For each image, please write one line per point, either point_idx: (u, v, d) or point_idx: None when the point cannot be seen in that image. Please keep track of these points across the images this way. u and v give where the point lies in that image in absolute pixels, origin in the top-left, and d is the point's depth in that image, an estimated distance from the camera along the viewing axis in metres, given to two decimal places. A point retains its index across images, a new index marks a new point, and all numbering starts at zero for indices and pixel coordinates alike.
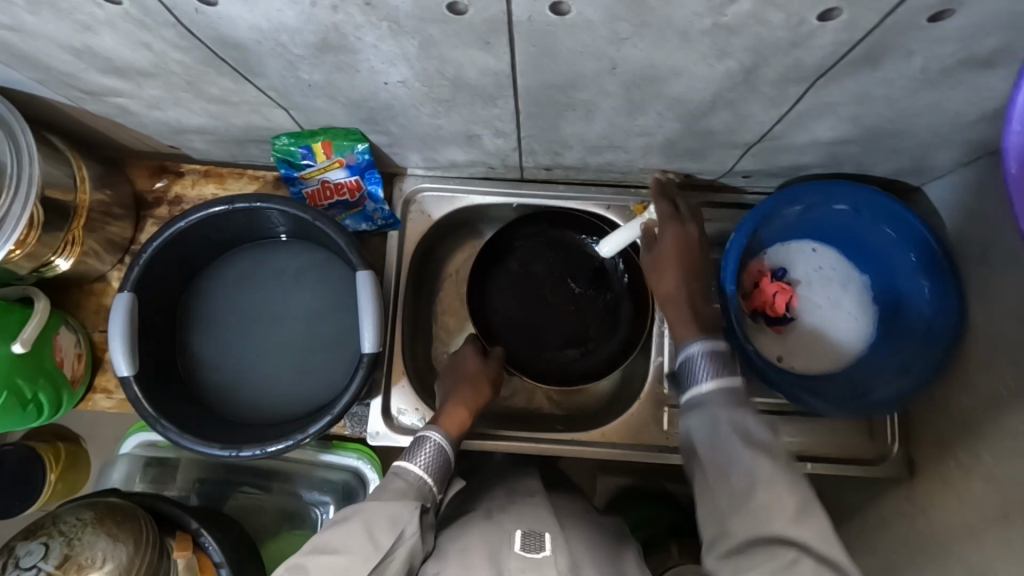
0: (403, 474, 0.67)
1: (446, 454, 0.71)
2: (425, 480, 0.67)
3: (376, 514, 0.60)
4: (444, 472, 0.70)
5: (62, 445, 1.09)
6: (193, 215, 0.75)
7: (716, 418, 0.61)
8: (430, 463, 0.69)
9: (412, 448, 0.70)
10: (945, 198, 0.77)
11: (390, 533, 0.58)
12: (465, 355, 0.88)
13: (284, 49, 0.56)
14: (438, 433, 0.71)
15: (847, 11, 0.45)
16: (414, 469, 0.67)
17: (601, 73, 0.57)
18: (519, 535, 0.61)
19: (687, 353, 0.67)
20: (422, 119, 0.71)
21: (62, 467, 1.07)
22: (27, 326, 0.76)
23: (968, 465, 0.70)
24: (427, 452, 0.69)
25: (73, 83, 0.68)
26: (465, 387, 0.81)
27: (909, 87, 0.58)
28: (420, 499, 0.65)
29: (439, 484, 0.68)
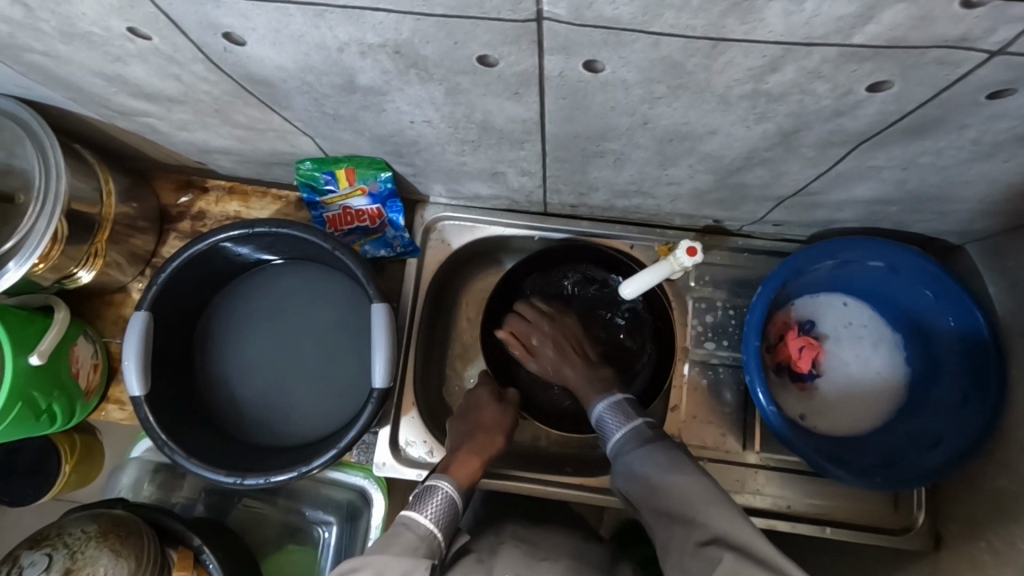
0: (413, 525, 0.65)
1: (455, 503, 0.70)
2: (435, 534, 0.65)
3: (387, 569, 0.59)
4: (452, 523, 0.68)
5: (78, 436, 1.10)
6: (212, 237, 0.75)
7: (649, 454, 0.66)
8: (439, 514, 0.67)
9: (421, 499, 0.69)
10: (990, 263, 0.73)
11: None
12: (481, 397, 0.86)
13: (311, 88, 0.55)
14: (448, 483, 0.70)
15: (899, 84, 0.43)
16: (424, 522, 0.66)
17: (632, 127, 0.55)
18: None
19: (597, 415, 0.75)
20: (447, 155, 0.70)
21: (76, 458, 1.08)
22: (45, 339, 0.77)
23: (999, 550, 0.66)
24: (436, 504, 0.68)
25: (104, 103, 0.69)
26: (477, 434, 0.80)
27: (960, 156, 0.54)
28: (429, 555, 0.63)
29: (448, 537, 0.67)
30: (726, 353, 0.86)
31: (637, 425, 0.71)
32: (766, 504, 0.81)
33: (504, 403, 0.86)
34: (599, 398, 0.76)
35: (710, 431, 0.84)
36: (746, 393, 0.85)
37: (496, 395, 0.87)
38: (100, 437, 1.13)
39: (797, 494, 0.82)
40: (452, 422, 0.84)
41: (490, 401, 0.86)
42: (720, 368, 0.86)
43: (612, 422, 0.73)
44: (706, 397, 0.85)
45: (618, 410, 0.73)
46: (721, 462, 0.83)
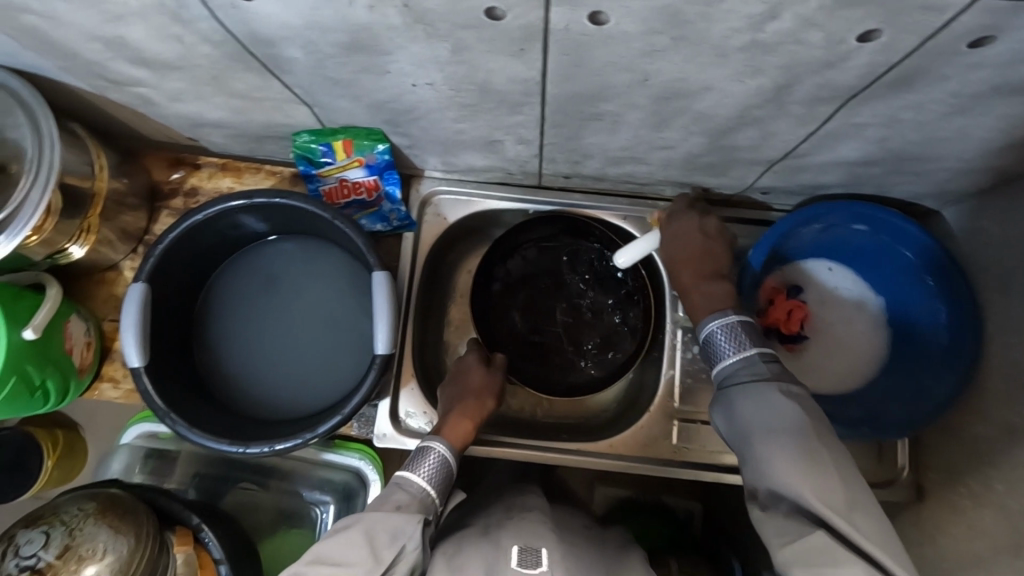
0: (406, 484, 0.67)
1: (449, 466, 0.71)
2: (427, 492, 0.67)
3: (378, 526, 0.60)
4: (445, 483, 0.69)
5: (61, 433, 1.11)
6: (210, 208, 0.75)
7: (760, 397, 0.60)
8: (432, 474, 0.69)
9: (415, 457, 0.70)
10: (964, 223, 0.77)
11: (391, 548, 0.58)
12: (469, 363, 0.87)
13: (315, 48, 0.56)
14: (442, 444, 0.71)
15: (887, 32, 0.45)
16: (417, 480, 0.67)
17: (632, 85, 0.57)
18: (515, 552, 0.62)
19: (708, 330, 0.70)
20: (446, 123, 0.71)
21: (59, 454, 1.09)
22: (39, 313, 0.76)
23: (979, 494, 0.69)
24: (429, 464, 0.69)
25: (97, 71, 0.68)
26: (468, 397, 0.80)
27: (941, 111, 0.57)
28: (422, 511, 0.64)
29: (440, 495, 0.68)
30: None
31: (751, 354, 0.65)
32: None
33: (492, 368, 0.87)
34: (712, 315, 0.71)
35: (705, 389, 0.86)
36: None
37: (484, 359, 0.88)
38: (83, 434, 1.14)
39: None
40: (443, 389, 0.84)
41: (477, 362, 0.87)
42: None
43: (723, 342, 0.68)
44: (699, 363, 0.87)
45: (733, 331, 0.68)
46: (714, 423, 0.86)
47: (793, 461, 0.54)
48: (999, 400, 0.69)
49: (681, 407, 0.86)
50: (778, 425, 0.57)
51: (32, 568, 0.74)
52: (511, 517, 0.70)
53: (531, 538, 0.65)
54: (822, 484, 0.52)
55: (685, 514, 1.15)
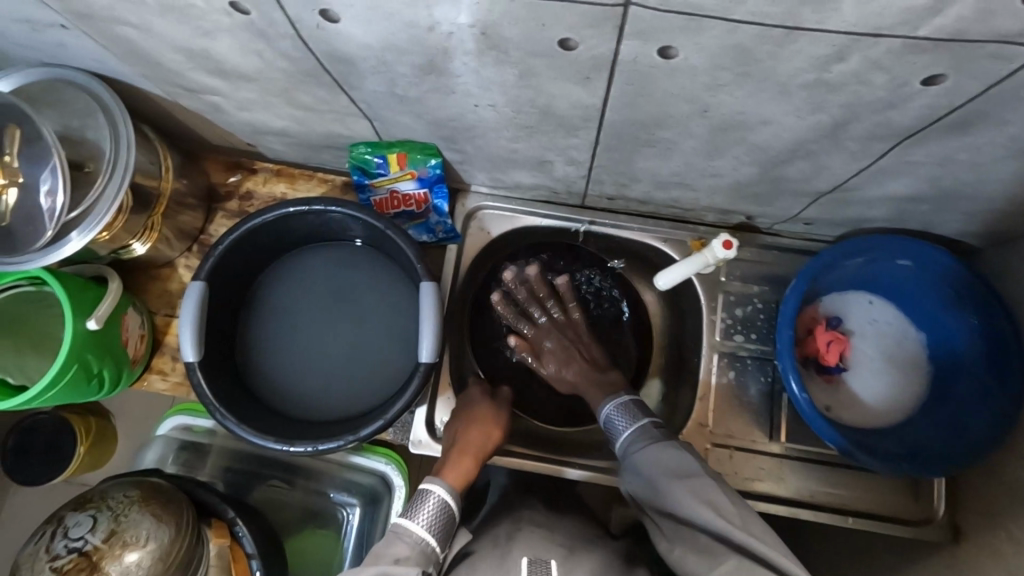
0: (405, 534, 0.66)
1: (450, 508, 0.70)
2: (428, 541, 0.66)
3: None
4: (447, 528, 0.69)
5: (93, 419, 1.15)
6: (269, 213, 0.78)
7: (661, 456, 0.69)
8: (432, 521, 0.68)
9: (415, 504, 0.69)
10: (1011, 264, 0.77)
11: None
12: (474, 396, 0.87)
13: (389, 67, 0.59)
14: (441, 486, 0.70)
15: (952, 77, 0.46)
16: (416, 528, 0.67)
17: (691, 115, 0.58)
18: (525, 564, 0.63)
19: (604, 414, 0.78)
20: (501, 142, 0.74)
21: (91, 440, 1.13)
22: (102, 305, 0.79)
23: (1020, 538, 0.68)
24: (428, 510, 0.68)
25: (176, 79, 0.72)
26: (471, 429, 0.80)
27: (997, 154, 0.58)
28: (421, 564, 0.64)
29: (441, 543, 0.68)
30: (755, 346, 0.89)
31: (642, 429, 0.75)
32: (789, 492, 0.84)
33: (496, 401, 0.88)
34: (606, 399, 0.80)
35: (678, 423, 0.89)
36: (773, 386, 0.87)
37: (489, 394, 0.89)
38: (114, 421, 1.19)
39: (819, 484, 0.84)
40: (448, 424, 0.84)
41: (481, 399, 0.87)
42: (748, 360, 0.88)
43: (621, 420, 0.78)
44: (730, 388, 0.87)
45: (626, 410, 0.77)
46: (745, 451, 0.86)
47: (705, 500, 0.63)
48: None
49: (716, 431, 0.86)
50: (678, 472, 0.67)
51: (79, 550, 0.77)
52: (518, 529, 0.72)
53: (542, 552, 0.67)
54: (720, 509, 0.63)
55: None
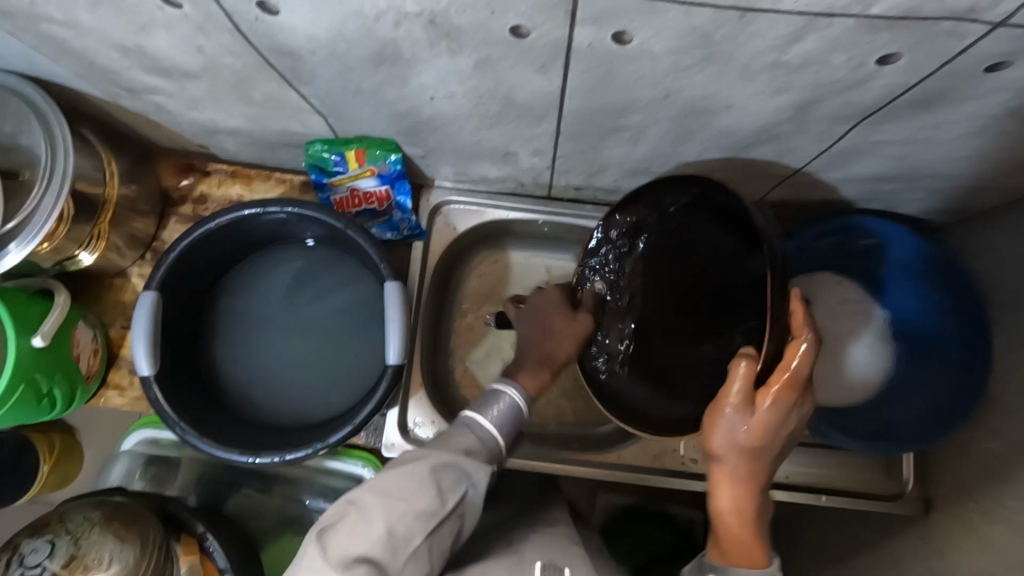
0: (475, 427, 0.64)
1: (520, 413, 0.67)
2: (495, 438, 0.64)
3: (444, 465, 0.57)
4: (513, 431, 0.66)
5: (57, 436, 1.09)
6: (223, 216, 0.75)
7: None
8: (500, 418, 0.65)
9: (485, 401, 0.67)
10: (973, 241, 0.78)
11: (455, 494, 0.56)
12: (551, 299, 0.77)
13: (340, 60, 0.56)
14: (515, 390, 0.67)
15: (908, 56, 0.46)
16: (485, 424, 0.64)
17: (653, 101, 0.57)
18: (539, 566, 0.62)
19: None
20: (463, 134, 0.72)
21: (55, 459, 1.08)
22: (47, 321, 0.75)
23: (990, 508, 0.70)
24: (499, 409, 0.66)
25: (115, 79, 0.68)
26: (547, 340, 0.73)
27: (956, 131, 0.58)
28: (490, 458, 0.62)
29: (507, 444, 0.65)
30: None
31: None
32: None
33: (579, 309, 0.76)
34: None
35: (745, 552, 0.55)
36: None
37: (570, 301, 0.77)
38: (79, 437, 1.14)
39: (794, 465, 0.85)
40: (519, 320, 0.78)
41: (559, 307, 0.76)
42: None
43: None
44: None
45: None
46: None
47: None
48: (1011, 416, 0.69)
49: None
50: None
51: None
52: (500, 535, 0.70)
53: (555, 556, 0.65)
54: None
55: (687, 521, 1.16)
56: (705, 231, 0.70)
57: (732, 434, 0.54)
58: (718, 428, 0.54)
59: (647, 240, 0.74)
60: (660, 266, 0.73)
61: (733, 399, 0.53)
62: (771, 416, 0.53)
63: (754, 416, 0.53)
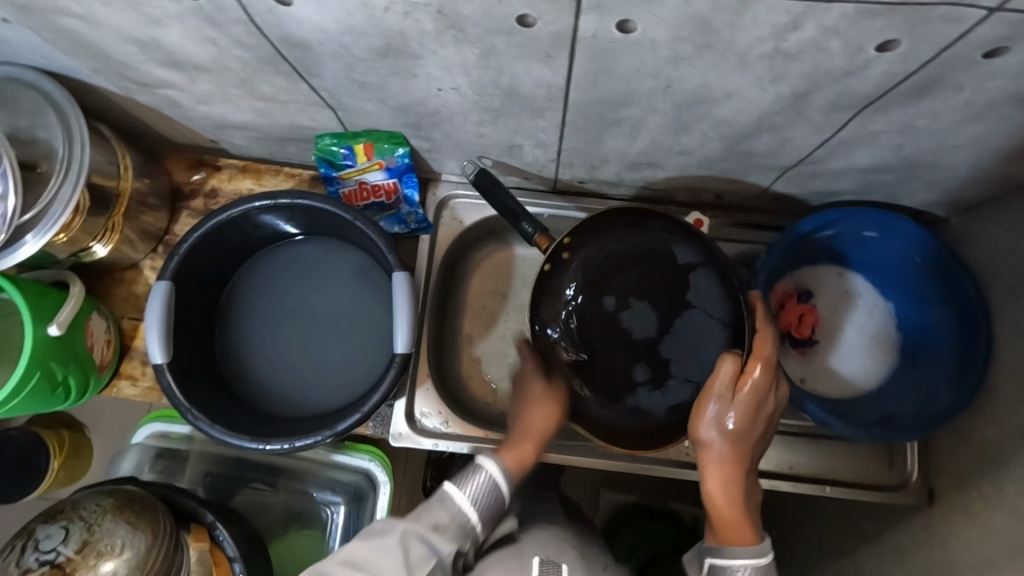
0: (447, 501, 0.63)
1: (499, 491, 0.65)
2: (469, 517, 0.63)
3: (415, 537, 0.58)
4: (491, 514, 0.64)
5: (66, 433, 1.12)
6: (234, 208, 0.76)
7: None
8: (478, 496, 0.64)
9: (464, 474, 0.65)
10: (972, 230, 0.79)
11: (424, 565, 0.57)
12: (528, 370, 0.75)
13: (347, 52, 0.58)
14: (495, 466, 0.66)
15: (905, 41, 0.47)
16: (461, 500, 0.63)
17: (654, 91, 0.58)
18: (536, 564, 0.64)
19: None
20: (468, 126, 0.73)
21: (65, 455, 1.10)
22: (64, 310, 0.77)
23: (990, 496, 0.70)
24: (477, 485, 0.64)
25: (129, 73, 0.70)
26: (530, 411, 0.73)
27: (955, 119, 0.59)
28: (459, 540, 0.61)
29: (484, 523, 0.64)
30: None
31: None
32: (767, 465, 0.86)
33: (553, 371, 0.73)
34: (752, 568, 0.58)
35: (739, 528, 0.60)
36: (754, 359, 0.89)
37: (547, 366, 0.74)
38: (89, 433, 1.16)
39: (798, 456, 0.86)
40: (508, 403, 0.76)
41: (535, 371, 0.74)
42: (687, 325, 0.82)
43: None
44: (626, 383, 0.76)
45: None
46: None
47: None
48: (1009, 406, 0.70)
49: None
50: None
51: (51, 562, 0.75)
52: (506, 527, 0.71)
53: (553, 552, 0.67)
54: None
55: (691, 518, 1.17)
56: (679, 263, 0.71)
57: (720, 418, 0.61)
58: (704, 417, 0.62)
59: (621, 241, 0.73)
60: (619, 271, 0.72)
61: (723, 399, 0.61)
62: (748, 408, 0.61)
63: (740, 396, 0.61)
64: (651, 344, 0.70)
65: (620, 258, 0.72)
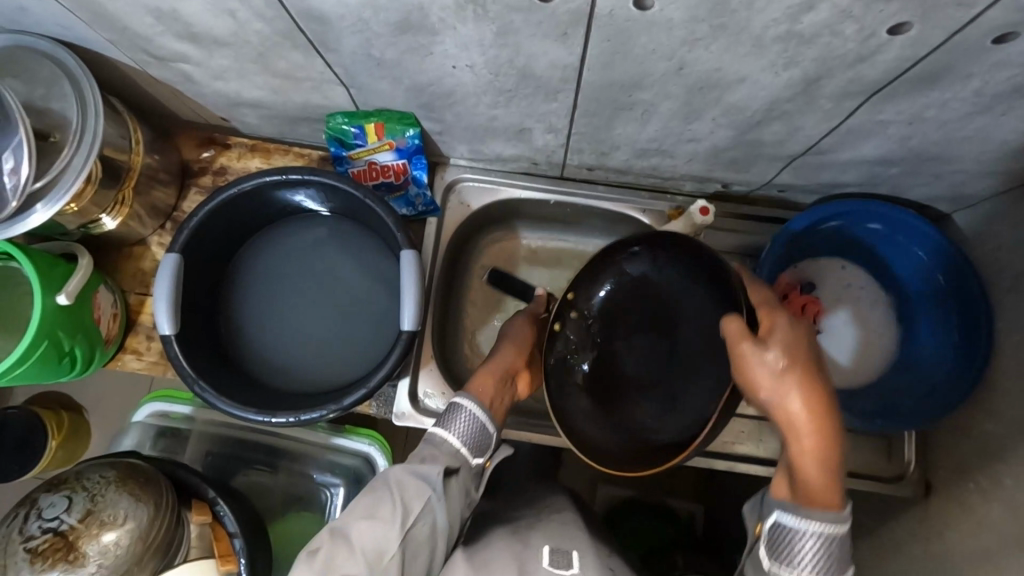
0: (438, 440, 0.65)
1: (483, 422, 0.68)
2: (458, 446, 0.66)
3: (406, 475, 0.60)
4: (480, 440, 0.67)
5: (66, 415, 1.13)
6: (246, 182, 0.77)
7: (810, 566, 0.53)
8: (467, 431, 0.67)
9: (448, 414, 0.68)
10: (975, 226, 0.80)
11: (419, 501, 0.58)
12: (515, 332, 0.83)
13: (365, 26, 0.58)
14: (470, 399, 0.68)
15: (919, 26, 0.48)
16: (448, 436, 0.66)
17: (667, 73, 0.59)
18: (547, 552, 0.63)
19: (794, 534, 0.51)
20: (480, 108, 0.73)
21: (63, 436, 1.11)
22: (72, 280, 0.77)
23: (988, 488, 0.71)
24: (463, 419, 0.67)
25: (143, 45, 0.70)
26: (506, 347, 0.80)
27: (963, 110, 0.60)
28: (452, 464, 0.64)
29: (474, 450, 0.67)
30: None
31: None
32: (767, 453, 0.86)
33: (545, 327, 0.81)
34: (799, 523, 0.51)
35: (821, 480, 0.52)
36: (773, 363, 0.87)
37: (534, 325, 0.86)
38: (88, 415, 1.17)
39: None
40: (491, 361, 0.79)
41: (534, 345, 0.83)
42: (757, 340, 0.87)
43: (806, 541, 0.51)
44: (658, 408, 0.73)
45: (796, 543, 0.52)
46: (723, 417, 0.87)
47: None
48: (1009, 398, 0.71)
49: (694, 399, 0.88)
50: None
51: (55, 530, 0.76)
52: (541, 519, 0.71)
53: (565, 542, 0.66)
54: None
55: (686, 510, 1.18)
56: (670, 301, 0.73)
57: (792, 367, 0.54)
58: (765, 382, 0.54)
59: (650, 282, 0.75)
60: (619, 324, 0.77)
61: (785, 359, 0.54)
62: (812, 361, 0.55)
63: (804, 345, 0.55)
64: (653, 372, 0.73)
65: (619, 306, 0.77)
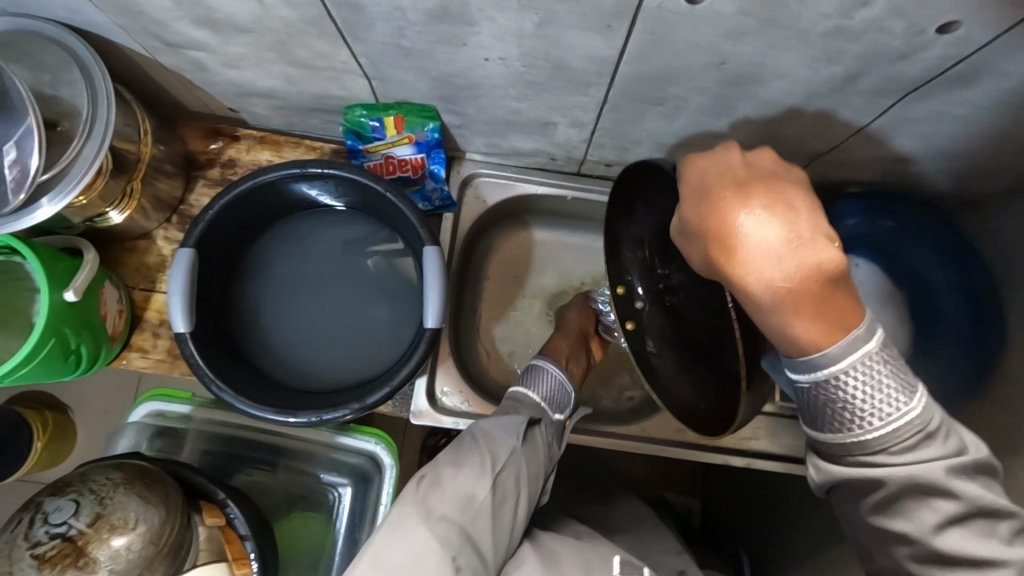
0: (523, 398, 0.76)
1: (562, 382, 0.79)
2: (542, 403, 0.76)
3: (492, 426, 0.67)
4: (559, 397, 0.78)
5: (50, 414, 1.09)
6: (265, 175, 0.74)
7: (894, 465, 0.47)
8: (548, 389, 0.78)
9: (532, 378, 0.79)
10: (986, 224, 0.82)
11: (506, 449, 0.64)
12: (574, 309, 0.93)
13: (401, 15, 0.57)
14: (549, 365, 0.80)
15: (966, 25, 0.48)
16: (532, 394, 0.76)
17: (706, 68, 0.59)
18: (618, 563, 0.68)
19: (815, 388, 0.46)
20: (505, 101, 0.72)
21: (49, 435, 1.07)
22: (79, 275, 0.74)
23: None
24: (544, 382, 0.78)
25: (158, 31, 0.68)
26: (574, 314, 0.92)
27: (992, 109, 0.61)
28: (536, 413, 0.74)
29: (557, 406, 0.77)
30: None
31: (913, 406, 0.45)
32: (783, 449, 0.87)
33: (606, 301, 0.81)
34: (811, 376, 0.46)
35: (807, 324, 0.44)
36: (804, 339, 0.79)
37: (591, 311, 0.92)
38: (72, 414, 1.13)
39: None
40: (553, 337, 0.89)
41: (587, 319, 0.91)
42: None
43: (838, 392, 0.45)
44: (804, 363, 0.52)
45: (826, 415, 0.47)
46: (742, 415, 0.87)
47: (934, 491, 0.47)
48: None
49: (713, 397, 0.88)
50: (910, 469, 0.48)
51: (63, 536, 0.73)
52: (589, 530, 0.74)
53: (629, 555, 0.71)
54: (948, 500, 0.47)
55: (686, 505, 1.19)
56: None
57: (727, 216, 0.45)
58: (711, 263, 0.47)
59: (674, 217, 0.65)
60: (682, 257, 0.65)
61: (727, 227, 0.45)
62: (760, 199, 0.45)
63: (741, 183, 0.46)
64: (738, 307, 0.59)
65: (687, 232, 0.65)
